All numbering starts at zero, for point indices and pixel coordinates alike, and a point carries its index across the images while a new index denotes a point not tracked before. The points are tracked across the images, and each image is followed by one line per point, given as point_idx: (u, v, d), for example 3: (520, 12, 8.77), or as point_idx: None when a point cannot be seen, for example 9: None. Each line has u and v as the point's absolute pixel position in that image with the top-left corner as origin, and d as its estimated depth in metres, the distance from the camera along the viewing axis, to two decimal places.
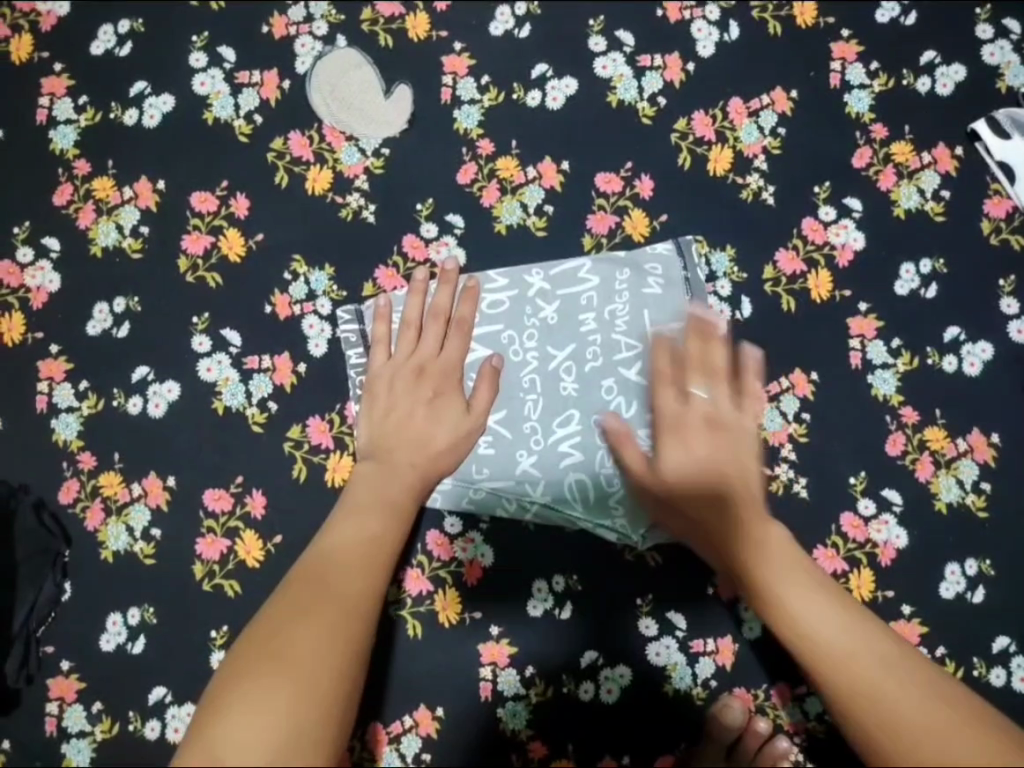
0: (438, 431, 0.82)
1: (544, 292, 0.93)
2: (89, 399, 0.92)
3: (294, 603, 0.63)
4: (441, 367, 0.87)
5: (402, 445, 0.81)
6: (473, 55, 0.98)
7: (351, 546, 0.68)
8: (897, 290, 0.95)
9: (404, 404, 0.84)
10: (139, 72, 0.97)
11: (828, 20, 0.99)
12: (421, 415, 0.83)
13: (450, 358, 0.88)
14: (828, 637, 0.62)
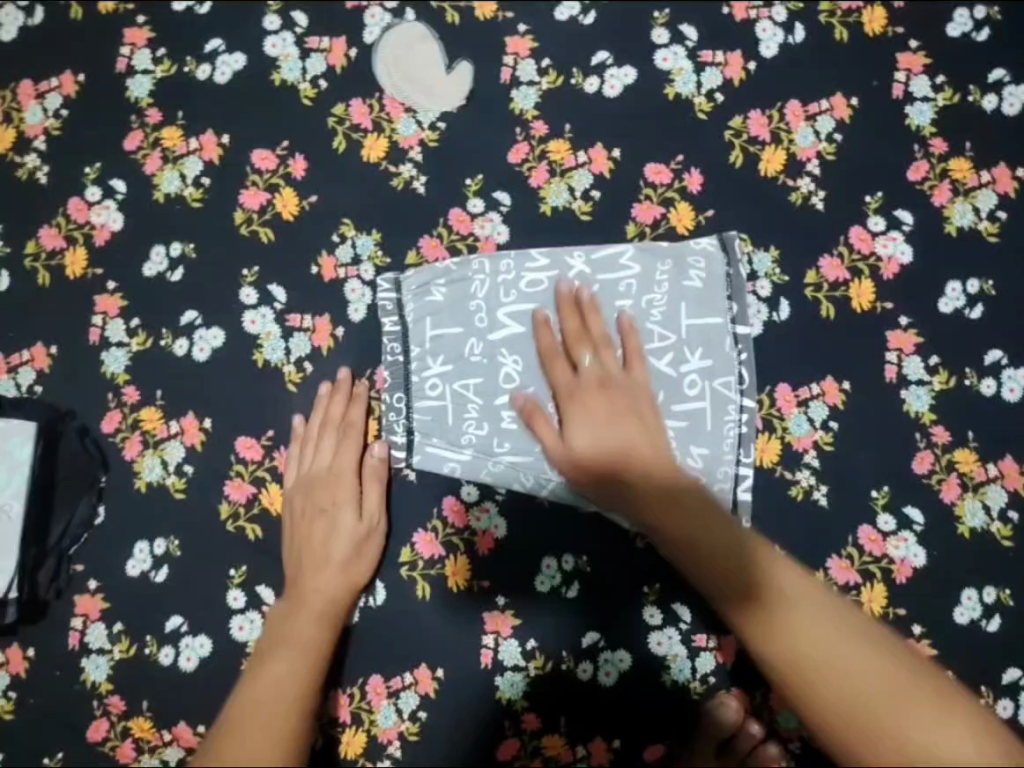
0: (340, 551, 0.89)
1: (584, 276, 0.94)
2: (139, 337, 0.97)
3: (227, 734, 0.76)
4: (341, 484, 0.91)
5: (315, 570, 0.88)
6: (536, 38, 0.99)
7: (283, 662, 0.83)
8: (941, 308, 0.93)
9: (315, 520, 0.90)
10: (215, 31, 1.01)
11: (897, 30, 0.97)
12: (337, 528, 0.90)
13: (344, 467, 0.92)
14: (837, 666, 0.68)
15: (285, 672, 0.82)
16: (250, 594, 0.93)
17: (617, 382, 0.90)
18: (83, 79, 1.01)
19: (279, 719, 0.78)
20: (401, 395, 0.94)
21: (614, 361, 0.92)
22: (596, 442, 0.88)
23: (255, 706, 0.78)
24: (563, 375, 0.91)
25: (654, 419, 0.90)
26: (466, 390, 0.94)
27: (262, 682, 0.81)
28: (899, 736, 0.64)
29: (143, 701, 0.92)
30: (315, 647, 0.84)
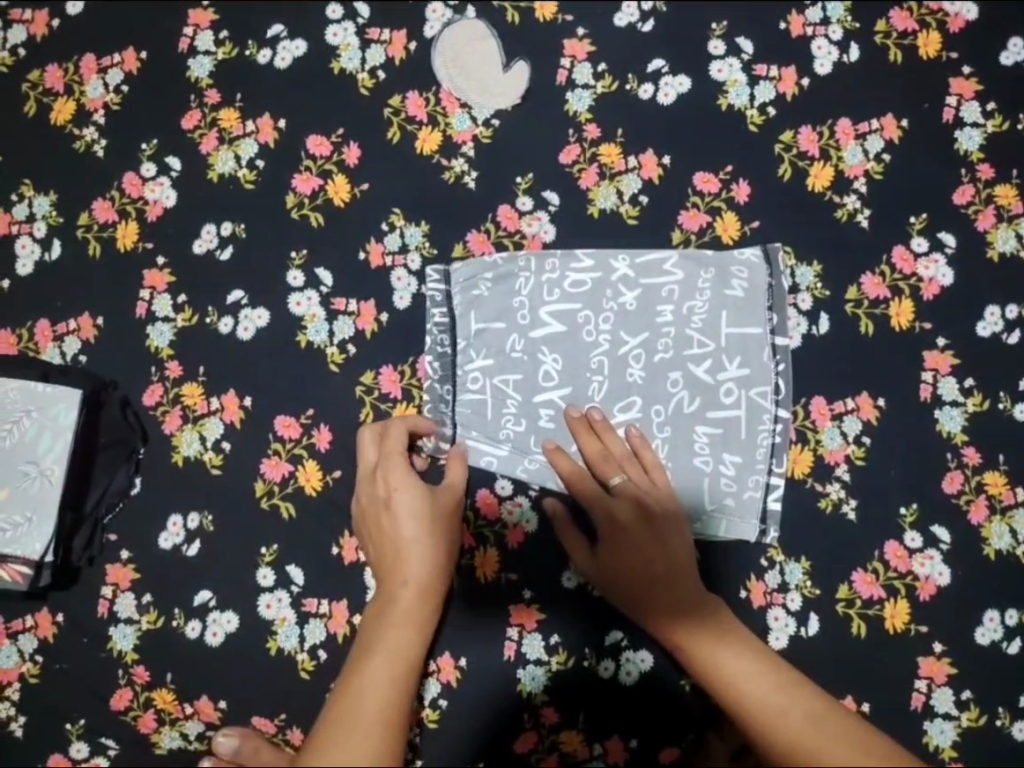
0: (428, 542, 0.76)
1: (627, 280, 0.96)
2: (185, 313, 0.98)
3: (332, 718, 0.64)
4: (398, 470, 0.81)
5: (408, 551, 0.75)
6: (594, 43, 1.00)
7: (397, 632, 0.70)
8: (979, 331, 0.94)
9: (386, 502, 0.79)
10: (278, 16, 1.02)
11: (950, 55, 0.99)
12: (423, 505, 0.78)
13: (395, 456, 0.82)
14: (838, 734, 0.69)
15: (394, 643, 0.69)
16: (280, 573, 0.94)
17: (653, 460, 0.89)
18: (146, 55, 1.02)
19: (391, 717, 0.64)
20: (441, 386, 0.95)
21: (636, 467, 0.89)
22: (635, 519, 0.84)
23: (356, 702, 0.64)
24: (599, 444, 0.89)
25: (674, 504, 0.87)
26: (505, 386, 0.95)
27: (360, 692, 0.65)
28: None
29: (166, 673, 0.93)
30: (427, 610, 0.73)
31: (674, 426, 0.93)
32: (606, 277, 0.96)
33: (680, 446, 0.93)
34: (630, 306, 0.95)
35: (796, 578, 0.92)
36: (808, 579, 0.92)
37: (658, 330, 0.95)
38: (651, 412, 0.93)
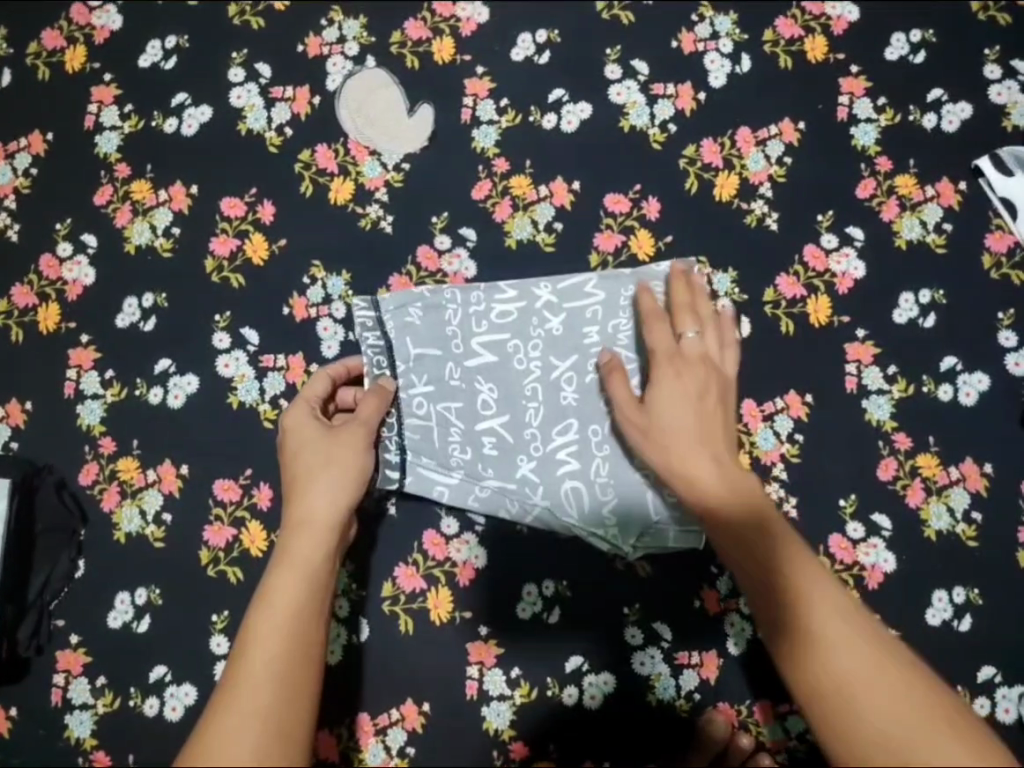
0: (320, 481, 0.80)
1: (552, 305, 0.97)
2: (114, 387, 0.98)
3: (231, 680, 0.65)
4: (303, 422, 0.86)
5: (310, 508, 0.78)
6: (494, 79, 1.02)
7: (297, 584, 0.71)
8: (895, 319, 0.96)
9: (291, 446, 0.84)
10: (181, 85, 1.03)
11: (838, 56, 1.02)
12: (324, 448, 0.83)
13: (303, 407, 0.87)
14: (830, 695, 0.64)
15: (291, 589, 0.71)
16: (234, 639, 0.93)
17: (716, 364, 0.85)
18: (52, 137, 1.03)
19: (285, 663, 0.66)
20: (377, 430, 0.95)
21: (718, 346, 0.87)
22: (678, 422, 0.82)
23: (248, 660, 0.66)
24: (658, 338, 0.88)
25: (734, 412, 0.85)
26: (443, 422, 0.96)
27: (253, 644, 0.67)
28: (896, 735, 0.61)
29: (127, 755, 0.91)
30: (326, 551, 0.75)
31: (613, 443, 0.93)
32: (533, 304, 0.97)
33: (620, 461, 0.93)
34: (558, 330, 0.96)
35: None
36: None
37: (588, 349, 0.96)
38: (588, 431, 0.94)
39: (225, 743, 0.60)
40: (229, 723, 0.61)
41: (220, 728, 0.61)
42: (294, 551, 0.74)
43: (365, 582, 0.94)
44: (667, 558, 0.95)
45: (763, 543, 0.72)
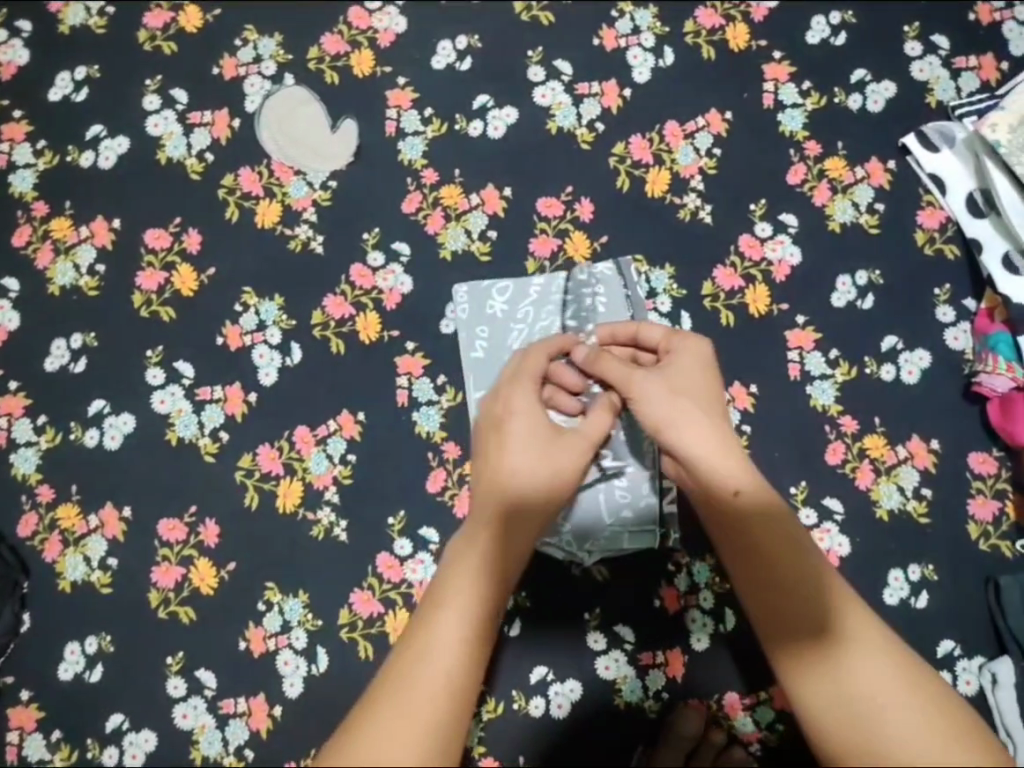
0: (531, 458, 0.65)
1: (484, 309, 0.95)
2: (47, 433, 0.95)
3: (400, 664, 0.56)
4: (523, 393, 0.69)
5: (510, 488, 0.64)
6: (416, 89, 1.01)
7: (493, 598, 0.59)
8: (834, 303, 0.96)
9: (492, 423, 0.68)
10: (95, 118, 1.01)
11: (760, 43, 1.01)
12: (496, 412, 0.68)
13: (526, 374, 0.71)
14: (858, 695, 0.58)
15: (471, 599, 0.58)
16: (190, 680, 0.91)
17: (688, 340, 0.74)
18: None
19: (462, 683, 0.55)
20: (322, 456, 0.94)
21: None
22: (682, 405, 0.68)
23: (429, 654, 0.56)
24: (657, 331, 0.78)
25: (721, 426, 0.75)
26: (389, 443, 0.94)
27: (427, 649, 0.56)
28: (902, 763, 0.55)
29: None
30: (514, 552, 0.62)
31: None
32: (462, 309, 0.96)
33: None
34: (488, 333, 0.95)
35: (705, 577, 0.93)
36: (716, 576, 0.93)
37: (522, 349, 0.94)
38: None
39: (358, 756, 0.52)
40: (387, 723, 0.53)
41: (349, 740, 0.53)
42: (482, 552, 0.61)
43: (321, 612, 0.91)
44: (621, 561, 0.94)
45: (772, 555, 0.64)
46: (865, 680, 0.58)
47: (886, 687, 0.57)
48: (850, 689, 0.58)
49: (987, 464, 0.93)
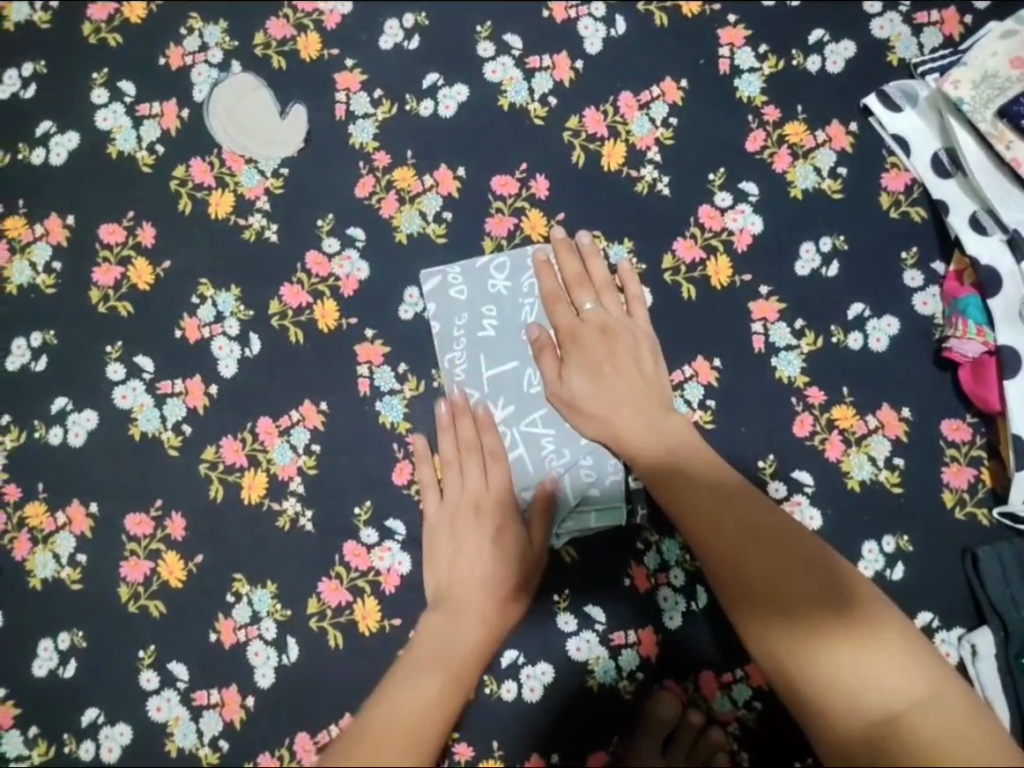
0: (506, 568, 0.82)
1: (486, 285, 0.94)
2: (12, 432, 0.95)
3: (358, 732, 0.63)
4: (491, 515, 0.86)
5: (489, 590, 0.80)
6: (364, 71, 0.99)
7: (434, 675, 0.70)
8: (798, 271, 0.94)
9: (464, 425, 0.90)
10: (45, 114, 1.00)
11: (713, 7, 0.99)
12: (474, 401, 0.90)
13: (501, 501, 0.86)
14: (827, 648, 0.63)
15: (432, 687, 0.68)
16: (164, 673, 0.91)
17: (619, 328, 0.89)
18: None
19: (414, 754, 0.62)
20: (284, 447, 0.94)
21: (616, 306, 0.90)
22: (593, 392, 0.86)
23: (387, 715, 0.64)
24: (562, 317, 0.90)
25: (650, 360, 0.87)
26: (353, 431, 0.94)
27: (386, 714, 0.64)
28: (871, 705, 0.60)
29: None
30: (464, 680, 0.71)
31: (551, 425, 0.92)
32: (463, 289, 0.94)
33: (557, 442, 0.92)
34: (495, 311, 0.94)
35: (675, 555, 0.93)
36: (686, 554, 0.92)
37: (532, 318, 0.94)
38: (527, 414, 0.93)
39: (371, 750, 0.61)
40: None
41: None
42: (447, 654, 0.73)
43: (289, 602, 0.91)
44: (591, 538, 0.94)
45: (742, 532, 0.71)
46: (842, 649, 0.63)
47: (850, 638, 0.63)
48: (828, 652, 0.63)
49: (961, 431, 0.91)
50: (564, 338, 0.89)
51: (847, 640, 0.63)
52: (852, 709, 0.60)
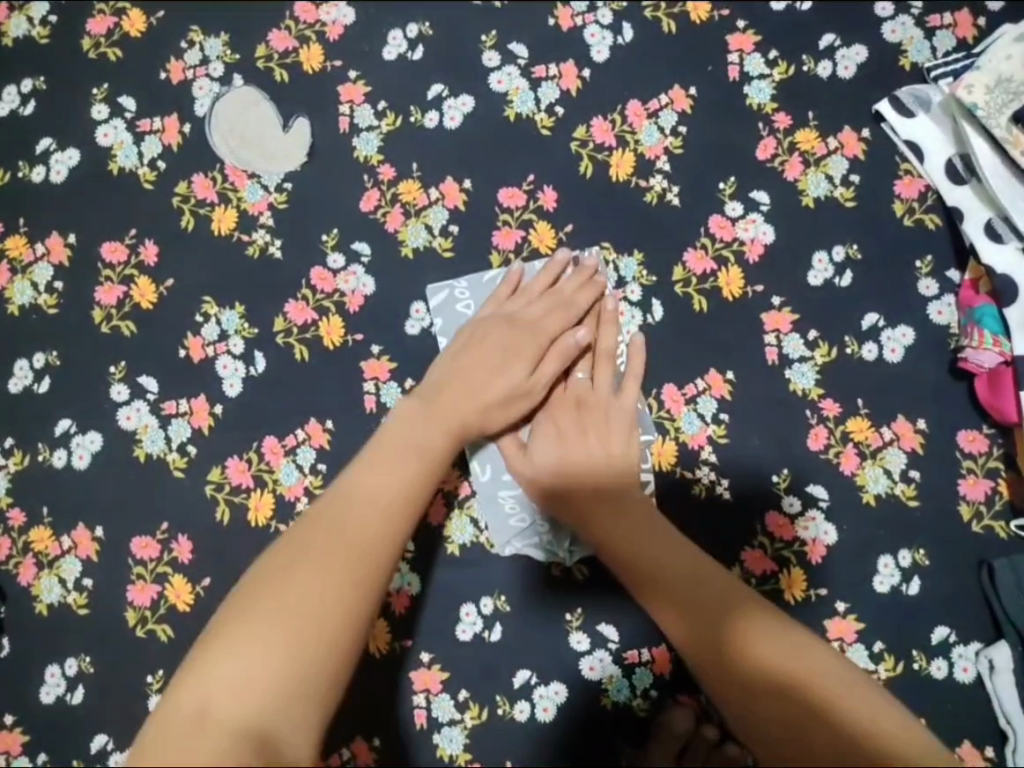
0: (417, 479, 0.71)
1: None
2: (16, 455, 0.94)
3: (256, 601, 0.59)
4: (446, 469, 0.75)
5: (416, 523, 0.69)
6: (368, 83, 0.98)
7: (331, 556, 0.62)
8: (811, 282, 0.93)
9: (477, 379, 0.83)
10: (44, 131, 0.99)
11: (722, 13, 0.97)
12: (464, 368, 0.84)
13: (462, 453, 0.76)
14: (792, 656, 0.66)
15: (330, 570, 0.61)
16: None
17: (600, 402, 0.87)
18: None
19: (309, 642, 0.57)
20: (290, 467, 0.92)
21: (606, 380, 0.88)
22: (554, 461, 0.84)
23: (283, 606, 0.59)
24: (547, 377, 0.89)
25: (620, 443, 0.85)
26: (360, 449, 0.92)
27: (285, 594, 0.60)
28: (828, 702, 0.63)
29: None
30: (368, 560, 0.63)
31: None
32: (470, 303, 0.93)
33: None
34: None
35: None
36: None
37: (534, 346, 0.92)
38: None
39: (224, 734, 0.53)
40: (222, 693, 0.55)
41: (180, 721, 0.54)
42: (352, 532, 0.64)
43: None
44: None
45: (693, 564, 0.75)
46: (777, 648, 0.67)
47: (800, 647, 0.67)
48: (781, 649, 0.67)
49: (977, 442, 0.90)
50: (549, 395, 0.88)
51: (782, 639, 0.68)
52: (811, 697, 0.64)
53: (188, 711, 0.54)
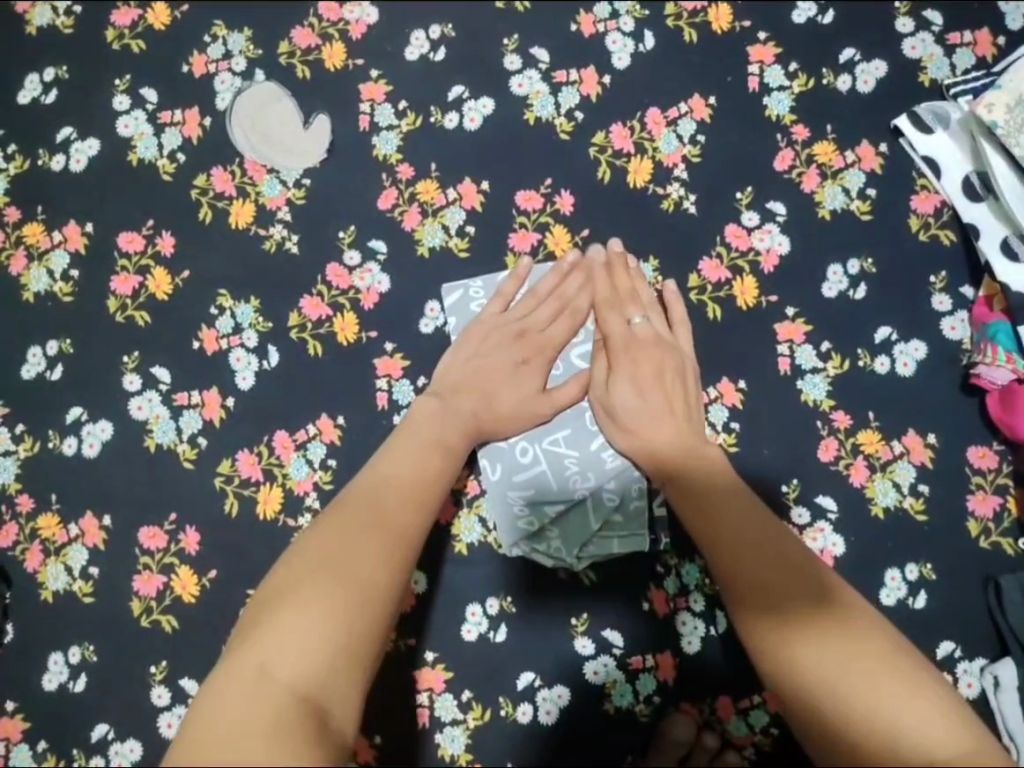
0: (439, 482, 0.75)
1: None
2: (26, 442, 0.94)
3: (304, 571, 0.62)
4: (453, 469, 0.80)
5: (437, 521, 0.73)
6: (389, 82, 0.98)
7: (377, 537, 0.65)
8: (825, 293, 0.93)
9: (492, 384, 0.87)
10: (65, 121, 0.99)
11: (743, 24, 0.98)
12: (473, 382, 0.87)
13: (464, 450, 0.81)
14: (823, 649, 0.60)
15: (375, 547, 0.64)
16: (175, 689, 0.90)
17: (671, 344, 0.89)
18: None
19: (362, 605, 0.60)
20: (299, 462, 0.92)
21: (663, 323, 0.90)
22: (637, 406, 0.86)
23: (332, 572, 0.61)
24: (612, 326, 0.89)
25: (694, 383, 0.88)
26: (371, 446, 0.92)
27: (337, 564, 0.62)
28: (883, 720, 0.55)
29: None
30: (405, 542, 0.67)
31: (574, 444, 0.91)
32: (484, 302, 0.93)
33: (580, 463, 0.91)
34: None
35: (694, 578, 0.91)
36: (706, 577, 0.91)
37: (552, 376, 0.92)
38: (550, 432, 0.92)
39: (287, 689, 0.54)
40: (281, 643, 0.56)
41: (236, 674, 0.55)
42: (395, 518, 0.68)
43: None
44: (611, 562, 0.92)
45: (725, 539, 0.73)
46: (837, 650, 0.60)
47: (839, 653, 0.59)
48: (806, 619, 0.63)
49: (987, 458, 0.90)
50: (613, 346, 0.89)
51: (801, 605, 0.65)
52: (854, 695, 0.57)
53: (244, 669, 0.55)
